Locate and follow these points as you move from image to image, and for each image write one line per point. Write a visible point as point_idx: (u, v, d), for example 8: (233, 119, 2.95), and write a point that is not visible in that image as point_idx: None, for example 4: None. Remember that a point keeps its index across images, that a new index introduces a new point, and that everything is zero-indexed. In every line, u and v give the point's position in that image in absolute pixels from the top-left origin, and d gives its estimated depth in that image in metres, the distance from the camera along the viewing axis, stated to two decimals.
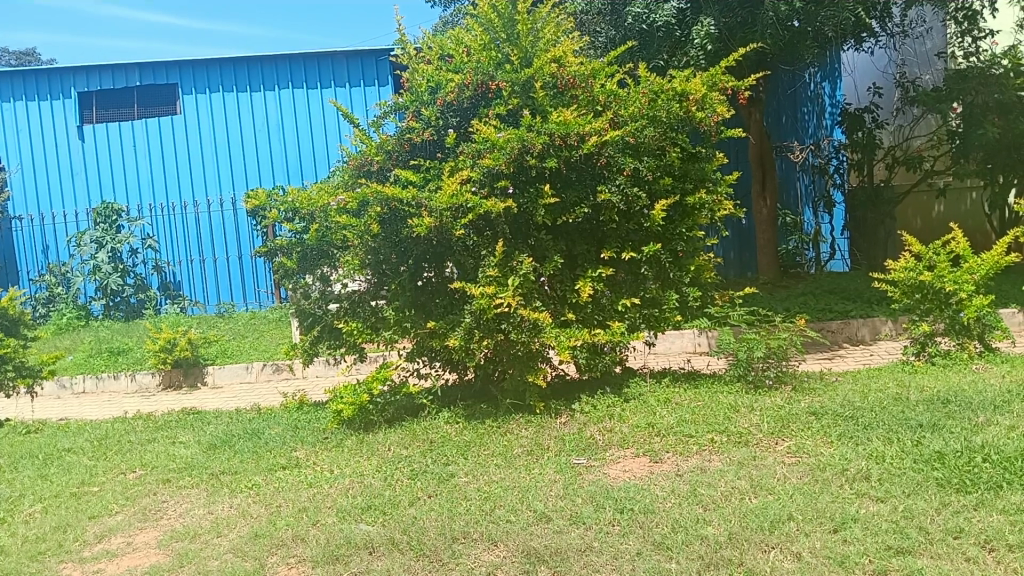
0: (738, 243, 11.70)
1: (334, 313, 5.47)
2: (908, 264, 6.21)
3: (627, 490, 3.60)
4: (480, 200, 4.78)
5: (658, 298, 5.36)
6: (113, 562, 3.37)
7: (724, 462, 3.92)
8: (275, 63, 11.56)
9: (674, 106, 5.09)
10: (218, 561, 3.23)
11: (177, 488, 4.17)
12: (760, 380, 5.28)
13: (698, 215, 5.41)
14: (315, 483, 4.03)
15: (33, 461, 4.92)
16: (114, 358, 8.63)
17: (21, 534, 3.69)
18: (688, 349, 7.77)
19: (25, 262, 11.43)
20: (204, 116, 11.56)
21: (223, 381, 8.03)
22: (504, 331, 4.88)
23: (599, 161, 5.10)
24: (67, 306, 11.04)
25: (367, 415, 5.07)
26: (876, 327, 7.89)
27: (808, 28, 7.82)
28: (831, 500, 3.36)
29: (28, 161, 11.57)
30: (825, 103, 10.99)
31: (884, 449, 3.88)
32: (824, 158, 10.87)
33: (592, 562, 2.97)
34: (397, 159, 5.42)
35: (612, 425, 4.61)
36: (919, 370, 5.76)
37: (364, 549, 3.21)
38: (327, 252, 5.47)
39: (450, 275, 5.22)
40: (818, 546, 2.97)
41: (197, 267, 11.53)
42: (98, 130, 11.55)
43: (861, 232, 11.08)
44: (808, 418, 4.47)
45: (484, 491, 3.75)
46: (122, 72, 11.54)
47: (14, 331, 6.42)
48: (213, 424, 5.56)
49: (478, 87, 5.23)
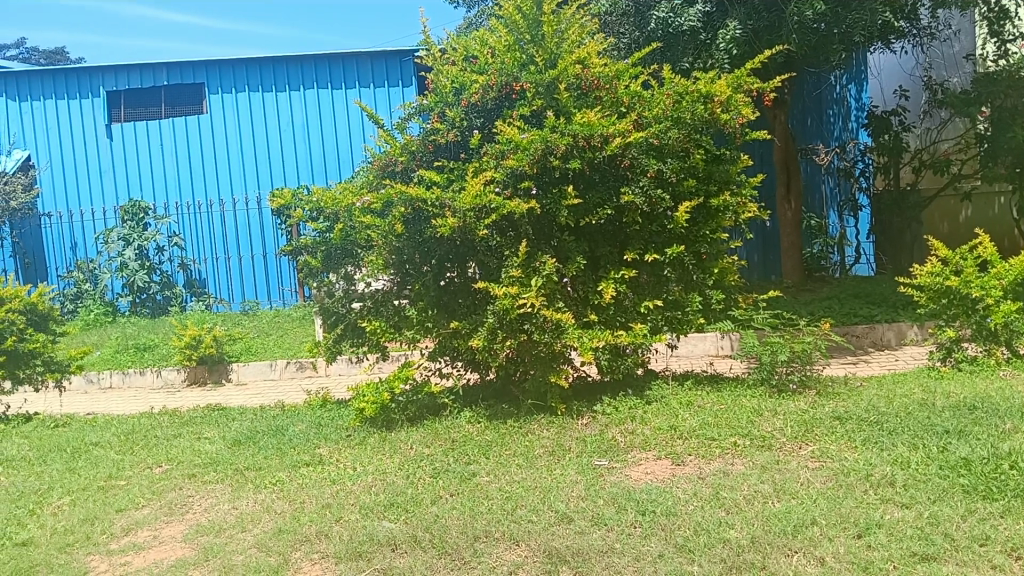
0: (762, 246, 11.66)
1: (358, 311, 5.51)
2: (934, 269, 6.14)
3: (650, 492, 3.60)
4: (503, 201, 4.79)
5: (681, 300, 5.34)
6: (140, 555, 3.41)
7: (747, 466, 3.91)
8: (301, 64, 11.67)
9: (699, 108, 5.07)
10: (242, 556, 3.26)
11: (203, 483, 4.22)
12: (783, 385, 5.25)
13: (722, 217, 5.42)
14: (339, 480, 4.06)
15: (61, 455, 4.99)
16: (140, 354, 8.72)
17: (50, 526, 3.75)
18: (711, 352, 7.74)
19: (54, 258, 11.58)
20: (230, 116, 11.67)
21: (247, 378, 8.10)
22: (527, 331, 4.88)
23: (623, 162, 5.06)
24: (95, 302, 11.19)
25: (389, 414, 5.10)
26: (902, 331, 7.81)
27: (835, 31, 7.76)
28: (855, 505, 3.34)
29: (58, 158, 11.73)
30: (850, 106, 10.97)
31: (909, 455, 3.84)
32: (850, 161, 10.80)
33: (614, 564, 2.97)
34: (420, 160, 5.44)
35: (633, 427, 4.60)
36: (945, 376, 5.70)
37: (387, 547, 3.23)
38: (351, 251, 5.46)
39: (472, 275, 5.24)
40: (842, 551, 2.95)
41: (222, 265, 11.62)
42: (125, 129, 11.68)
43: (885, 234, 10.82)
44: (832, 423, 4.43)
45: (505, 490, 3.76)
46: (150, 71, 11.68)
47: (43, 327, 6.50)
48: (237, 420, 5.60)
49: (503, 88, 5.24)
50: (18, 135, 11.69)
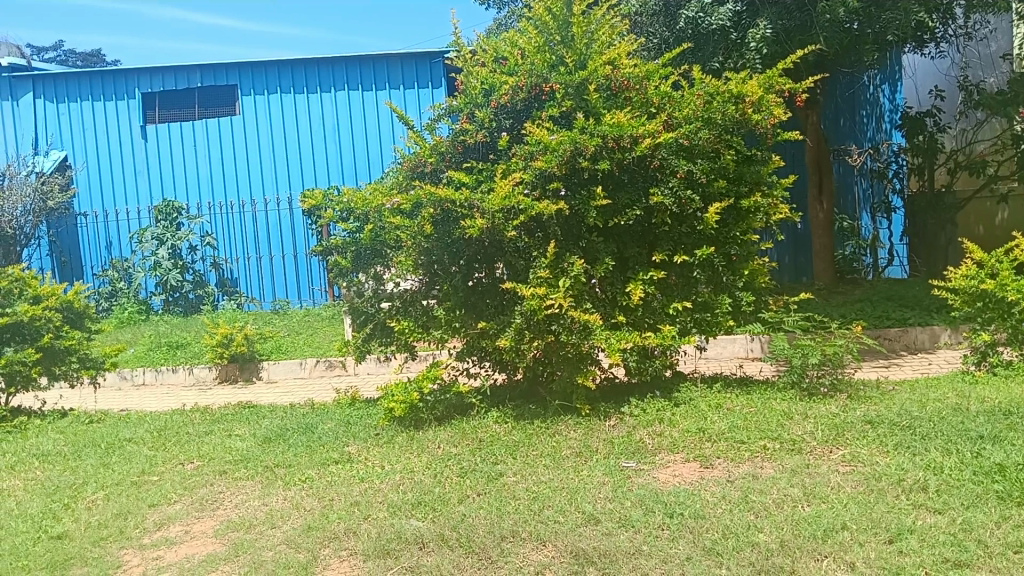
0: (793, 247, 11.54)
1: (387, 311, 5.54)
2: (969, 272, 6.11)
3: (677, 494, 3.58)
4: (532, 202, 4.80)
5: (711, 302, 5.31)
6: (172, 550, 3.46)
7: (777, 469, 3.87)
8: (332, 66, 11.74)
9: (729, 109, 5.07)
10: (271, 552, 3.30)
11: (233, 479, 4.27)
12: (814, 388, 5.20)
13: (753, 219, 5.38)
14: (367, 478, 4.09)
15: (95, 450, 5.08)
16: (172, 352, 8.84)
17: (84, 520, 3.82)
18: (740, 354, 7.68)
19: (89, 256, 11.77)
20: (262, 117, 11.80)
21: (278, 376, 8.17)
22: (555, 332, 4.88)
23: (652, 163, 5.05)
24: (129, 301, 11.35)
25: (417, 413, 5.12)
26: (935, 334, 7.69)
27: (869, 30, 7.70)
28: (886, 510, 3.30)
29: (93, 158, 11.91)
30: (884, 107, 10.82)
31: (942, 461, 3.78)
32: (884, 162, 10.64)
33: (641, 566, 2.96)
34: (450, 160, 5.46)
35: (661, 429, 4.58)
36: (980, 381, 5.60)
37: (415, 545, 3.24)
38: (381, 251, 5.49)
39: (500, 276, 5.23)
40: (872, 556, 2.92)
41: (254, 265, 11.76)
42: (160, 130, 11.85)
43: (920, 237, 10.90)
44: (863, 427, 4.38)
45: (532, 491, 3.77)
46: (184, 73, 11.82)
47: (79, 325, 6.62)
48: (267, 418, 5.65)
49: (533, 88, 5.25)
50: (56, 136, 11.89)
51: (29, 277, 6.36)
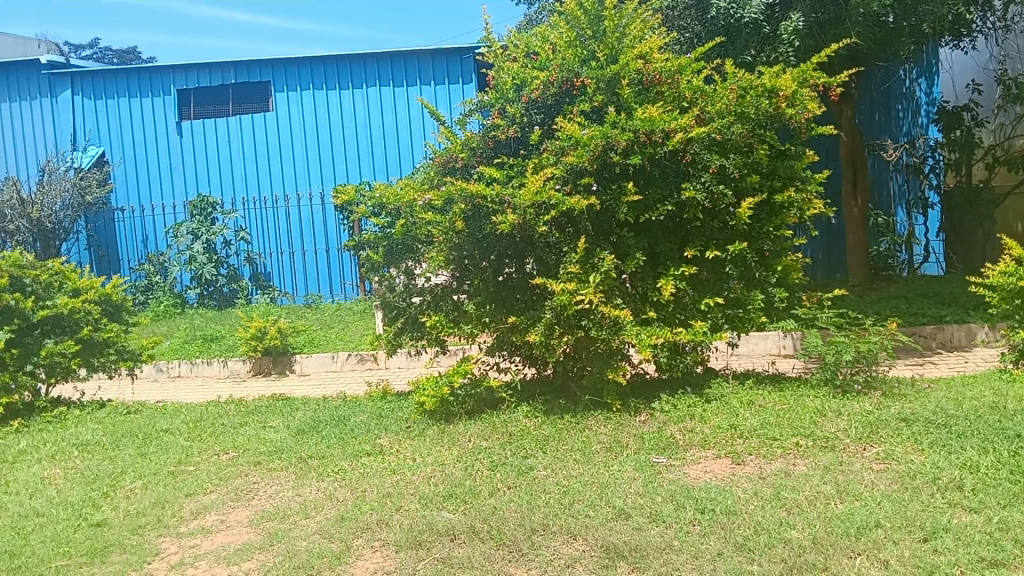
0: (827, 243, 11.43)
1: (418, 306, 5.57)
2: (1007, 268, 6.00)
3: (709, 490, 3.57)
4: (563, 198, 4.80)
5: (743, 299, 5.26)
6: (208, 538, 3.52)
7: (810, 466, 3.85)
8: (363, 62, 11.83)
9: (763, 103, 5.02)
10: (305, 542, 3.34)
11: (268, 470, 4.33)
12: (848, 386, 5.13)
13: (786, 214, 5.33)
14: (399, 470, 4.13)
15: (133, 440, 5.18)
16: (207, 344, 8.97)
17: (123, 508, 3.90)
18: (772, 351, 7.62)
19: (127, 251, 11.98)
20: (296, 114, 11.91)
21: (310, 370, 8.27)
22: (584, 327, 4.90)
23: (684, 157, 5.05)
24: (165, 294, 11.54)
25: (448, 407, 5.15)
26: (972, 332, 7.58)
27: (905, 23, 7.61)
28: (921, 509, 3.26)
29: (130, 153, 12.10)
30: (921, 101, 10.59)
31: (978, 459, 3.73)
32: (919, 157, 10.52)
33: (673, 561, 2.96)
34: (481, 156, 5.48)
35: (692, 425, 4.56)
36: (1018, 379, 5.51)
37: (446, 536, 3.27)
38: (412, 246, 5.52)
39: (531, 271, 5.24)
40: (907, 555, 2.89)
41: (287, 259, 11.88)
42: (195, 126, 11.99)
43: (957, 233, 10.74)
44: (898, 424, 4.34)
45: (563, 485, 3.78)
46: (219, 70, 11.95)
47: (117, 317, 6.75)
48: (301, 410, 5.73)
49: (564, 84, 5.24)
50: (93, 132, 12.08)
51: (69, 270, 6.53)
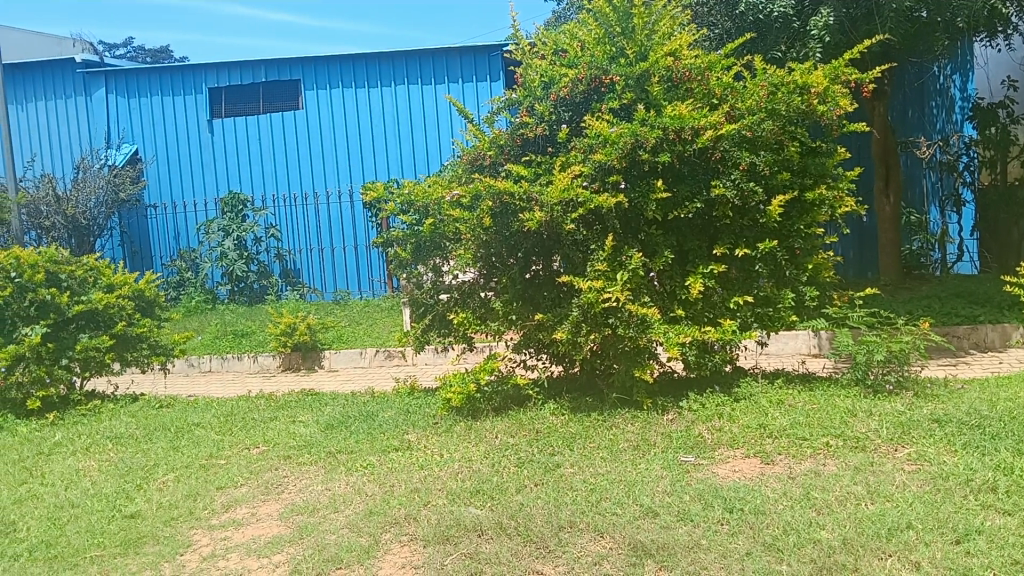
0: (858, 241, 11.33)
1: (445, 303, 5.59)
2: None
3: (737, 489, 3.56)
4: (592, 195, 4.79)
5: (773, 297, 5.26)
6: (239, 531, 3.56)
7: (840, 466, 3.82)
8: (391, 60, 11.88)
9: (795, 100, 4.99)
10: (334, 535, 3.37)
11: (298, 464, 4.37)
12: (879, 386, 5.08)
13: (817, 212, 5.28)
14: (427, 466, 4.15)
15: (165, 433, 5.25)
16: (237, 340, 9.07)
17: (156, 500, 3.96)
18: (802, 351, 7.56)
19: (159, 247, 12.14)
20: (325, 111, 11.99)
21: (339, 366, 8.31)
22: (612, 325, 4.91)
23: (713, 155, 5.01)
24: (197, 290, 11.69)
25: (475, 403, 5.17)
26: (1006, 332, 7.47)
27: (938, 18, 7.50)
28: (954, 510, 3.22)
29: (163, 152, 12.25)
30: (954, 98, 10.47)
31: (1012, 461, 3.68)
32: (953, 154, 10.36)
33: (700, 560, 2.95)
34: (509, 154, 5.49)
35: (720, 424, 4.54)
36: None
37: (473, 532, 3.29)
38: (440, 244, 5.49)
39: (557, 268, 5.24)
40: (938, 557, 2.86)
41: (316, 256, 11.98)
42: (226, 124, 12.13)
43: (992, 232, 10.47)
44: (930, 425, 4.28)
45: (590, 482, 3.78)
46: (250, 69, 12.06)
47: (150, 312, 6.86)
48: (330, 405, 5.78)
49: (592, 81, 5.23)
50: (126, 130, 12.24)
51: (103, 266, 6.63)
